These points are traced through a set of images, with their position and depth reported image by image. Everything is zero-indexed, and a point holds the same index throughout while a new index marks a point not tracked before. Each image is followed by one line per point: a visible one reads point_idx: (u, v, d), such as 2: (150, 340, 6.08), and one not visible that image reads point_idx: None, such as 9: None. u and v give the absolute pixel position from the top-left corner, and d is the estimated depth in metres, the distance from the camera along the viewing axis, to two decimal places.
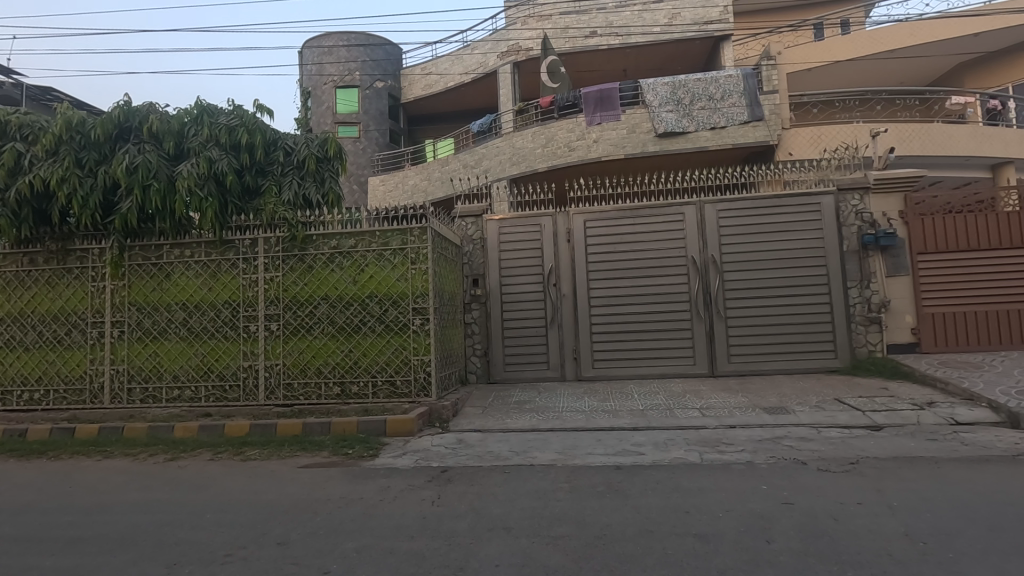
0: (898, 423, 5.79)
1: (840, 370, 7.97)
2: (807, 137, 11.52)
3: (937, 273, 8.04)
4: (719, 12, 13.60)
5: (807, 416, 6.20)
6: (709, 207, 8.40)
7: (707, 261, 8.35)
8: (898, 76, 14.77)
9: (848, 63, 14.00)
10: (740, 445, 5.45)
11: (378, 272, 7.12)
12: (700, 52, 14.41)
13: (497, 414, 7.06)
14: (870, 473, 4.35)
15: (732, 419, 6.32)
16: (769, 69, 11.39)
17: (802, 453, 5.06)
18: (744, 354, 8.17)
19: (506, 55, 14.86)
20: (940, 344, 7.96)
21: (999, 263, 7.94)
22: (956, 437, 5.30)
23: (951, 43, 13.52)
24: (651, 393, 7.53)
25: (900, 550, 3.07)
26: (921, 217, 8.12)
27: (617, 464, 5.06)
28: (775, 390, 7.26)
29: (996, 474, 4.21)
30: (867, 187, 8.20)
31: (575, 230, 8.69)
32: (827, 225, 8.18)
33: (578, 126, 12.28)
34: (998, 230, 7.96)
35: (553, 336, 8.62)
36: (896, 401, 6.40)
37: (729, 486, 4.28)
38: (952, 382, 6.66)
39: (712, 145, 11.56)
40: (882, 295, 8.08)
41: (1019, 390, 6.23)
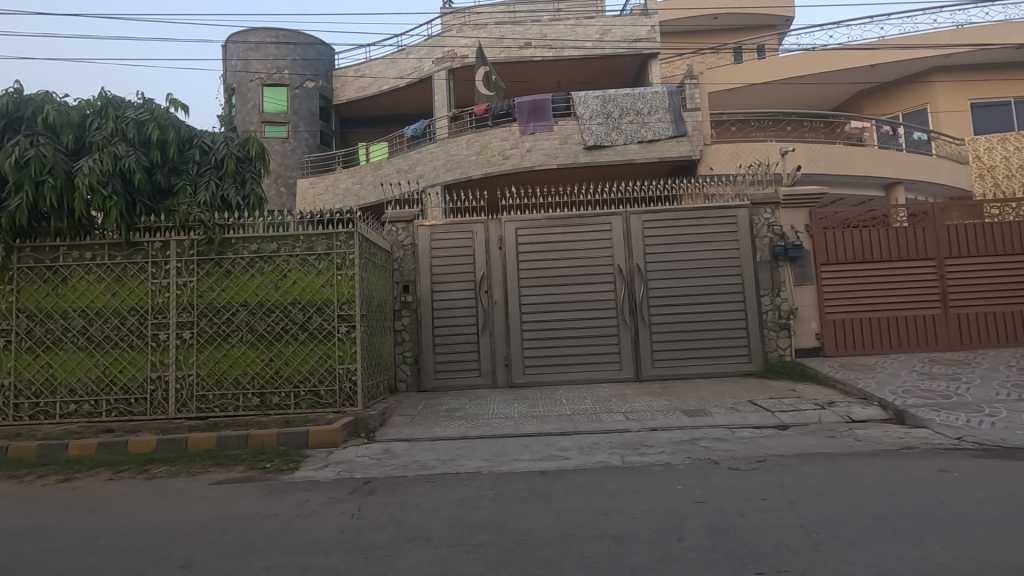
0: (803, 422, 6.22)
1: (754, 373, 8.46)
2: (726, 154, 12.20)
3: (838, 283, 8.71)
4: (647, 31, 14.20)
5: (722, 417, 6.54)
6: (635, 218, 8.73)
7: (633, 269, 8.66)
8: (807, 100, 15.96)
9: (763, 85, 14.98)
10: (660, 447, 5.66)
11: (301, 278, 6.86)
12: (629, 68, 14.97)
13: (426, 423, 6.96)
14: (775, 470, 4.64)
15: (654, 422, 6.56)
16: (691, 88, 12.04)
17: (716, 453, 5.32)
18: (667, 359, 8.52)
19: (441, 61, 14.84)
20: (840, 348, 8.63)
21: (891, 274, 8.67)
22: (851, 433, 5.77)
23: (852, 72, 14.76)
24: (579, 398, 7.69)
25: (796, 542, 3.27)
26: (824, 230, 8.76)
27: (541, 470, 5.12)
28: (695, 393, 7.61)
29: (883, 467, 4.60)
30: (777, 202, 8.80)
31: (506, 237, 8.75)
32: (742, 237, 8.69)
33: (511, 135, 12.42)
34: (890, 244, 8.71)
35: (484, 342, 8.64)
36: (802, 402, 6.87)
37: (647, 488, 4.43)
38: (850, 383, 7.23)
39: (640, 158, 12.02)
40: (791, 303, 8.68)
41: (904, 389, 6.85)
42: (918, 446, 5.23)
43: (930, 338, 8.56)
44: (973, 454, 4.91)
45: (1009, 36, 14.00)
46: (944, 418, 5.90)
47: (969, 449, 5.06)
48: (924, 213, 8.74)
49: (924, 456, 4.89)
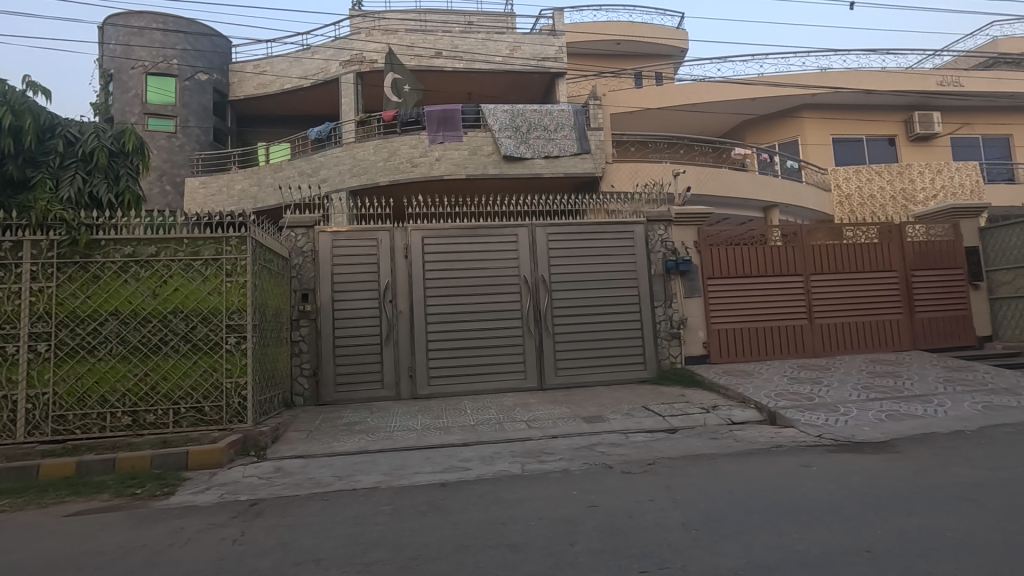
0: (690, 426, 6.67)
1: (648, 379, 8.95)
2: (626, 172, 12.88)
3: (723, 296, 9.45)
4: (555, 51, 14.71)
5: (618, 423, 6.85)
6: (540, 230, 8.96)
7: (538, 280, 8.87)
8: (698, 126, 17.28)
9: (660, 110, 16.02)
10: (559, 453, 5.82)
11: (184, 285, 6.33)
12: (537, 85, 15.39)
13: (323, 438, 6.65)
14: (663, 472, 4.94)
15: (555, 429, 6.74)
16: (595, 108, 12.66)
17: (611, 457, 5.56)
18: (569, 367, 8.79)
19: (349, 64, 14.43)
20: (724, 355, 9.34)
21: (768, 287, 9.55)
22: (731, 435, 6.27)
23: (736, 104, 16.19)
24: (484, 408, 7.72)
25: (678, 539, 3.48)
26: (711, 246, 9.48)
27: (441, 482, 5.06)
28: (595, 400, 7.91)
29: (756, 464, 5.03)
30: (670, 219, 9.43)
31: (412, 246, 8.63)
32: (638, 251, 9.24)
33: (420, 143, 12.32)
34: (767, 260, 9.61)
35: (388, 353, 8.43)
36: (690, 406, 7.36)
37: (545, 494, 4.53)
38: (731, 388, 7.86)
39: (547, 173, 12.37)
40: (681, 314, 9.30)
41: (776, 393, 7.57)
42: (785, 444, 5.78)
43: (799, 345, 9.53)
44: (829, 449, 5.51)
45: (862, 82, 16.06)
46: (808, 418, 6.58)
47: (826, 445, 5.67)
48: (794, 233, 9.74)
49: (789, 453, 5.41)
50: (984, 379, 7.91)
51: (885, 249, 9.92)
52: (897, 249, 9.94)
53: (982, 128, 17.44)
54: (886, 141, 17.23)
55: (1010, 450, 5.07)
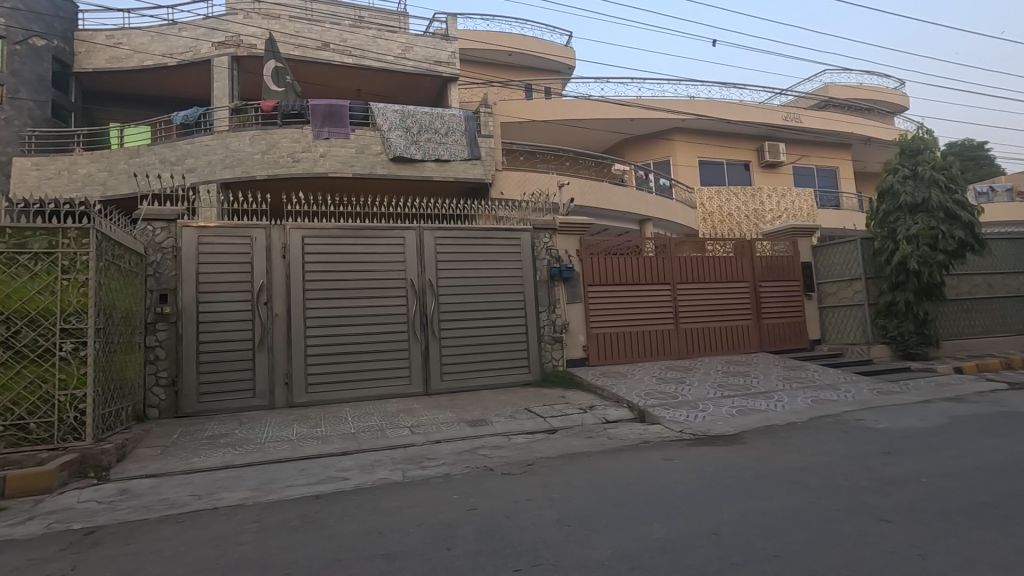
0: (568, 426, 6.98)
1: (531, 382, 9.23)
2: (515, 181, 13.19)
3: (601, 302, 10.00)
4: (448, 56, 14.69)
5: (501, 425, 6.98)
6: (428, 234, 8.89)
7: (425, 284, 8.79)
8: (582, 140, 18.21)
9: (548, 122, 16.64)
10: (442, 459, 5.80)
11: (6, 283, 5.42)
12: (429, 88, 15.28)
13: (181, 454, 6.02)
14: (541, 472, 5.11)
15: (438, 434, 6.70)
16: (485, 116, 12.85)
17: (492, 460, 5.65)
18: (455, 372, 8.79)
19: (223, 46, 13.30)
20: (602, 358, 9.88)
21: (641, 294, 10.28)
22: (605, 433, 6.67)
23: (618, 122, 17.29)
24: (366, 415, 7.47)
25: (551, 536, 3.62)
26: (591, 255, 10.02)
27: (316, 494, 4.81)
28: (479, 404, 7.98)
29: (625, 460, 5.39)
30: (554, 228, 9.82)
31: (291, 246, 8.15)
32: (524, 258, 9.52)
33: (303, 137, 11.69)
34: (640, 269, 10.36)
35: (260, 359, 7.86)
36: (569, 407, 7.69)
37: (425, 501, 4.48)
38: (607, 388, 8.35)
39: (437, 176, 12.31)
40: (564, 319, 9.71)
41: (646, 392, 8.18)
42: (652, 440, 6.25)
43: (667, 348, 10.36)
44: (688, 443, 6.06)
45: (723, 112, 17.94)
46: (672, 415, 7.18)
47: (686, 439, 6.23)
48: (664, 245, 10.61)
49: (655, 448, 5.87)
50: (813, 377, 9.17)
51: (740, 262, 11.12)
52: (748, 262, 11.19)
53: (816, 160, 20.22)
54: (741, 166, 19.31)
55: (829, 438, 5.92)
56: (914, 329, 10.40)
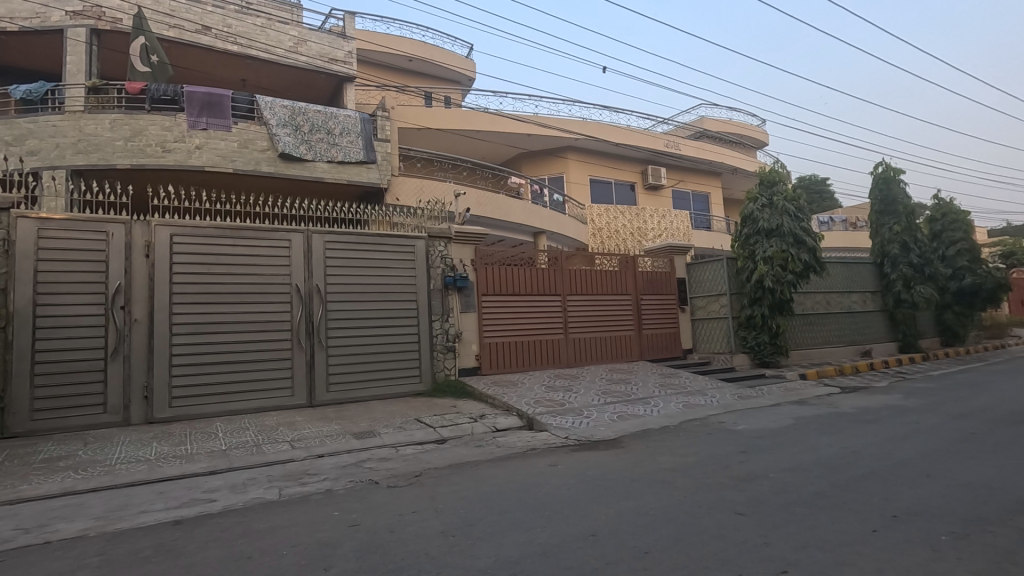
0: (458, 435, 6.97)
1: (423, 392, 9.09)
2: (411, 187, 12.99)
3: (494, 312, 10.13)
4: (344, 54, 14.19)
5: (389, 437, 6.80)
6: (317, 237, 8.49)
7: (312, 290, 8.36)
8: (480, 151, 18.41)
9: (447, 131, 16.63)
10: (323, 473, 5.52)
11: None
12: (323, 85, 14.65)
13: (5, 482, 5.16)
14: (428, 483, 5.05)
15: (321, 448, 6.38)
16: (382, 120, 12.56)
17: (377, 473, 5.48)
18: (342, 382, 8.42)
19: (79, 16, 11.79)
20: (494, 367, 9.98)
21: (532, 305, 10.56)
22: (494, 441, 6.75)
23: (515, 137, 17.71)
24: (239, 430, 6.91)
25: (435, 548, 3.58)
26: (485, 265, 10.14)
27: (176, 519, 4.35)
28: (367, 415, 7.71)
29: (512, 468, 5.48)
30: (450, 237, 9.80)
31: (157, 244, 7.37)
32: (418, 266, 9.40)
33: (176, 126, 10.67)
34: (532, 280, 10.65)
35: (114, 370, 7.00)
36: (460, 416, 7.68)
37: (303, 519, 4.24)
38: (498, 397, 8.45)
39: (329, 178, 11.78)
40: (457, 328, 9.68)
41: (535, 400, 8.40)
42: (539, 446, 6.42)
43: (556, 357, 10.72)
44: (572, 449, 6.29)
45: (612, 135, 19.10)
46: (558, 422, 7.44)
47: (571, 445, 6.49)
48: (556, 257, 11.01)
49: (541, 455, 6.03)
50: (685, 384, 9.97)
51: (624, 277, 11.84)
52: (631, 276, 11.94)
53: (692, 185, 22.13)
54: (628, 187, 20.57)
55: (696, 440, 6.47)
56: (768, 340, 11.64)
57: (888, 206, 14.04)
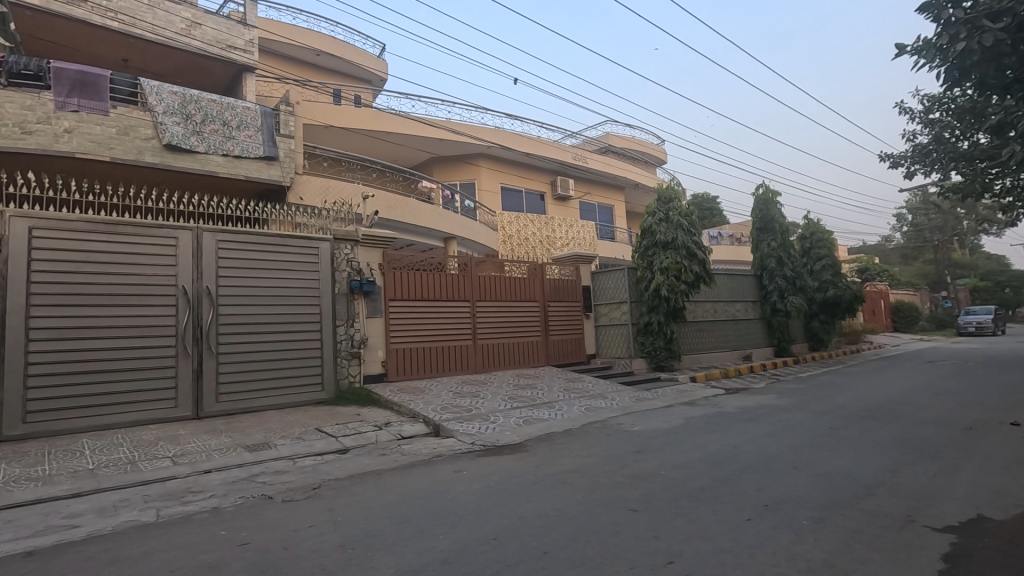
0: (361, 444, 6.77)
1: (324, 401, 8.72)
2: (315, 186, 12.46)
3: (402, 317, 9.95)
4: (244, 42, 13.36)
5: (286, 448, 6.46)
6: (209, 236, 7.91)
7: (201, 292, 7.76)
8: (391, 152, 18.07)
9: (355, 131, 16.15)
10: (210, 491, 5.13)
11: None
12: (219, 74, 13.68)
13: None
14: (327, 495, 4.85)
15: (208, 463, 5.92)
16: (286, 114, 11.97)
17: (271, 487, 5.18)
18: (234, 391, 7.88)
19: None
20: (400, 373, 9.80)
21: (441, 310, 10.51)
22: (399, 449, 6.63)
23: (427, 141, 17.57)
24: (111, 447, 6.23)
25: (331, 562, 3.45)
26: (394, 269, 9.95)
27: (27, 551, 3.84)
28: (262, 426, 7.26)
29: (416, 476, 5.41)
30: (356, 239, 9.51)
31: (12, 238, 6.52)
32: (323, 269, 9.02)
33: (41, 105, 9.46)
34: (442, 286, 10.60)
35: None
36: (364, 425, 7.46)
37: (184, 541, 3.91)
38: (404, 404, 8.30)
39: (223, 172, 10.99)
40: (362, 333, 9.40)
41: (442, 406, 8.35)
42: (444, 453, 6.38)
43: (464, 362, 10.74)
44: (478, 454, 6.32)
45: (522, 145, 19.55)
46: (465, 427, 7.45)
47: (477, 451, 6.53)
48: (465, 264, 11.04)
49: (447, 462, 6.01)
50: (588, 387, 10.38)
51: (532, 284, 12.11)
52: (539, 283, 12.24)
53: (597, 197, 23.14)
54: (537, 196, 21.10)
55: (596, 441, 6.76)
56: (663, 345, 12.44)
57: (766, 224, 15.51)
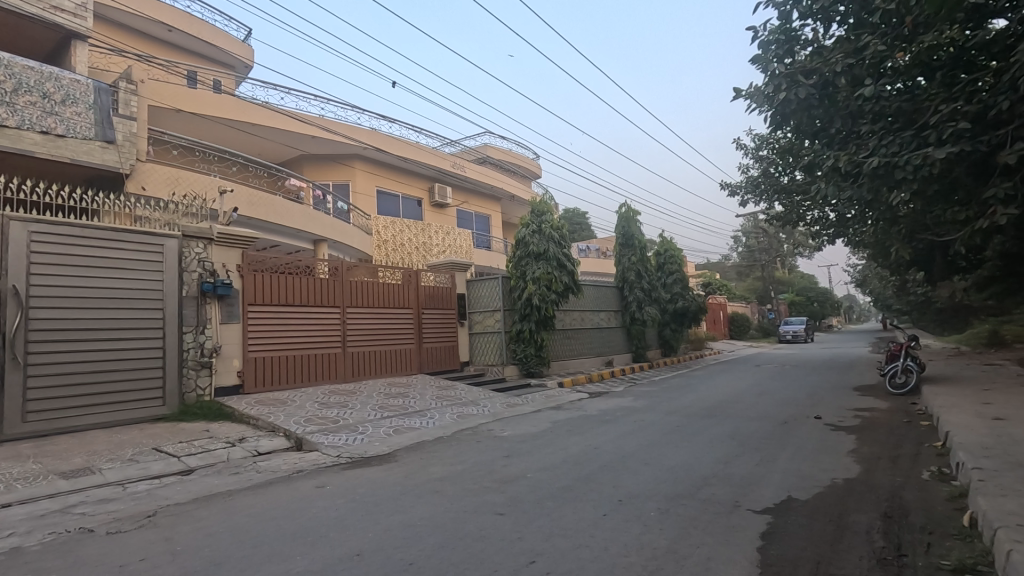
0: (209, 464, 6.13)
1: (166, 417, 7.78)
2: (163, 176, 11.28)
3: (261, 323, 9.20)
4: (74, 5, 11.59)
5: (114, 472, 5.64)
6: (18, 226, 6.74)
7: (6, 292, 6.59)
8: (254, 145, 16.84)
9: (212, 119, 14.77)
10: (8, 528, 4.30)
11: None
12: (40, 38, 11.72)
13: None
14: (164, 522, 4.33)
15: (6, 495, 4.97)
16: (127, 93, 10.58)
17: (93, 519, 4.49)
18: (47, 409, 6.77)
19: None
20: (258, 385, 9.03)
21: (306, 316, 9.90)
22: (254, 466, 6.11)
23: (297, 136, 16.56)
24: None
25: None
26: (254, 272, 9.20)
27: None
28: (83, 449, 6.28)
29: (273, 494, 5.03)
30: (210, 238, 8.64)
31: None
32: (168, 269, 8.09)
33: None
34: (308, 290, 10.00)
35: None
36: (213, 442, 6.76)
37: None
38: (261, 418, 7.68)
39: (42, 153, 9.38)
40: (215, 341, 8.54)
41: (305, 419, 7.87)
42: (306, 468, 6.01)
43: (331, 371, 10.20)
44: (343, 468, 6.04)
45: (399, 150, 19.24)
46: (330, 440, 7.08)
47: (342, 464, 6.24)
48: (335, 268, 10.53)
49: (308, 477, 5.67)
50: (460, 395, 10.43)
51: (406, 291, 11.90)
52: (413, 290, 12.05)
53: (474, 207, 23.44)
54: (415, 202, 20.81)
55: (467, 448, 6.80)
56: (533, 352, 12.90)
57: (628, 240, 16.78)
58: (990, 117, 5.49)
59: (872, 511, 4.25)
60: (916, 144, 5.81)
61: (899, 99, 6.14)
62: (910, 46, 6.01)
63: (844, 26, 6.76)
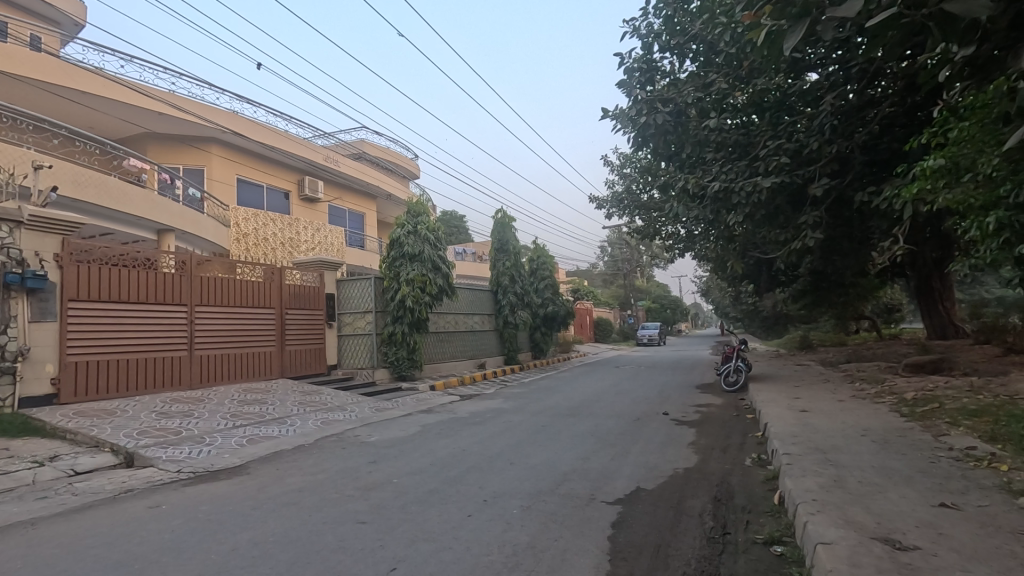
0: (8, 488, 5.16)
1: None
2: None
3: (85, 323, 7.96)
4: None
5: None
6: None
7: None
8: (83, 117, 14.66)
9: (26, 81, 12.60)
10: None
11: None
12: None
13: None
14: None
15: None
16: None
17: None
18: None
19: None
20: (79, 395, 7.79)
21: (144, 315, 8.76)
22: (69, 488, 5.26)
23: (140, 111, 14.67)
24: None
25: None
26: (78, 263, 7.95)
27: None
28: None
29: (93, 518, 4.38)
30: (19, 221, 7.31)
31: None
32: None
33: None
34: (148, 286, 8.87)
35: None
36: (13, 461, 5.70)
37: None
38: (81, 432, 6.64)
39: None
40: (20, 342, 7.23)
41: (139, 431, 6.94)
42: (137, 487, 5.31)
43: (175, 377, 9.12)
44: (183, 484, 5.43)
45: (265, 137, 17.84)
46: (169, 454, 6.31)
47: (182, 480, 5.61)
48: (183, 262, 9.48)
49: (139, 496, 5.01)
50: (326, 400, 9.90)
51: (267, 289, 11.04)
52: (275, 289, 11.21)
53: (349, 204, 22.42)
54: (281, 195, 19.35)
55: (329, 456, 6.46)
56: (405, 355, 12.65)
57: (503, 245, 17.17)
58: (805, 154, 6.55)
59: (705, 495, 4.78)
60: (749, 173, 6.72)
61: (736, 132, 7.04)
62: (746, 87, 6.93)
63: (695, 62, 7.59)
